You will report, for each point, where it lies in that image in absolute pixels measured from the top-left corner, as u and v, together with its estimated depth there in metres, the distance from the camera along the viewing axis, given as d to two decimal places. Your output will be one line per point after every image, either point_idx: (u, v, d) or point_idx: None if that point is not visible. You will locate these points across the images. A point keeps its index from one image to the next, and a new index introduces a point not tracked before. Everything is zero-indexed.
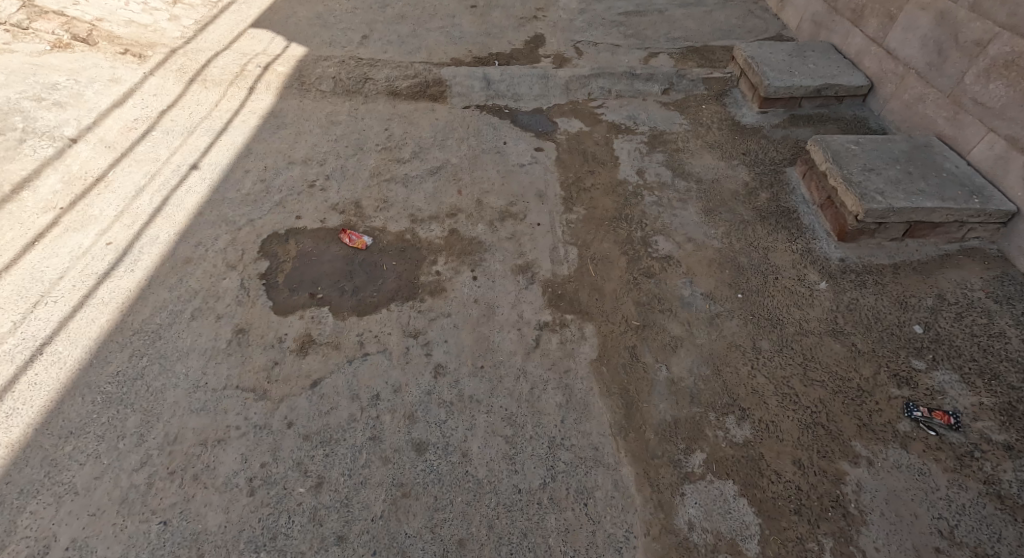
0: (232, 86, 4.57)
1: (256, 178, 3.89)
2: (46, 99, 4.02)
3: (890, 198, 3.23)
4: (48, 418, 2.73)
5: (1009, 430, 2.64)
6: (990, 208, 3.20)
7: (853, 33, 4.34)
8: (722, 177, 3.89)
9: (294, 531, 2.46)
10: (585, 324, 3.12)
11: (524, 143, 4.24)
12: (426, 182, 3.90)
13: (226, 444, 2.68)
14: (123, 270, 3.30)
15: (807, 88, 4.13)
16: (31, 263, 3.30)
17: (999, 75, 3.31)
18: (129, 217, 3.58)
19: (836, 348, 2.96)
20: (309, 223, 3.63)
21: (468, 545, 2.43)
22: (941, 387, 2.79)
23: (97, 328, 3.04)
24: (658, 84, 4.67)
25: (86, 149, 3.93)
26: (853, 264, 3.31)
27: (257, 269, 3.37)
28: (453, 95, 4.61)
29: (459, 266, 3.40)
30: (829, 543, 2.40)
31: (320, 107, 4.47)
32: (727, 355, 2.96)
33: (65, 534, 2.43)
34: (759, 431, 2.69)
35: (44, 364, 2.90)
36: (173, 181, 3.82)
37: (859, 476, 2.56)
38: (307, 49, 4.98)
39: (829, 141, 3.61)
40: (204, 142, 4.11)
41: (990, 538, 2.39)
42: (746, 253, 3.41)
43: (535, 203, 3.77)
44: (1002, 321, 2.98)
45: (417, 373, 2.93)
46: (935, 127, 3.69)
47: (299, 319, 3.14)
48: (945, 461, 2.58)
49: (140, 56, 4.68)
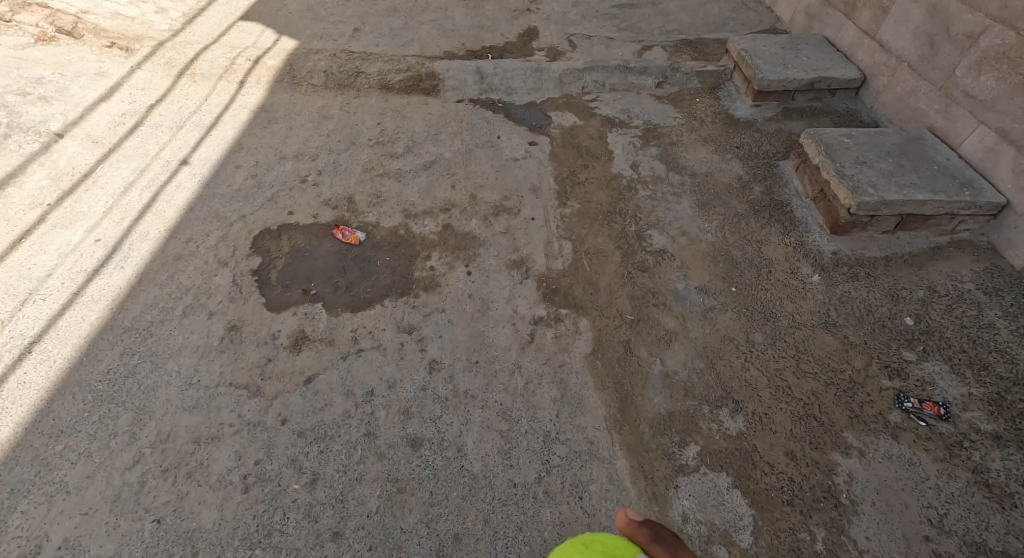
0: (222, 80, 4.52)
1: (248, 173, 3.85)
2: (31, 93, 3.96)
3: (882, 191, 3.25)
4: (38, 417, 2.70)
5: (998, 420, 2.67)
6: (981, 200, 3.23)
7: (845, 25, 4.35)
8: (716, 170, 3.89)
9: (289, 528, 2.45)
10: (580, 318, 3.12)
11: (518, 137, 4.22)
12: (420, 177, 3.88)
13: (220, 442, 2.66)
14: (112, 267, 3.27)
15: (800, 81, 4.14)
16: (18, 261, 3.26)
17: (990, 68, 3.33)
18: (118, 213, 3.54)
19: (828, 340, 2.98)
20: (301, 219, 3.61)
21: (464, 540, 2.44)
22: (931, 378, 2.82)
23: (88, 326, 3.01)
24: (652, 77, 4.66)
25: (73, 144, 3.87)
26: (846, 257, 3.33)
27: (249, 265, 3.34)
28: (446, 88, 4.58)
29: (453, 262, 3.38)
30: (821, 533, 2.43)
31: (312, 101, 4.43)
32: (721, 348, 2.98)
33: (57, 534, 2.42)
34: (752, 423, 2.71)
35: (34, 362, 2.86)
36: (162, 176, 3.78)
37: (850, 467, 2.58)
38: (298, 42, 4.93)
39: (822, 133, 3.62)
40: (194, 136, 4.07)
41: (979, 526, 2.43)
42: (740, 246, 3.42)
43: (529, 197, 3.76)
44: (992, 312, 3.01)
45: (412, 369, 2.92)
46: (926, 120, 3.71)
47: (293, 316, 3.12)
48: (935, 451, 2.61)
49: (127, 49, 4.60)
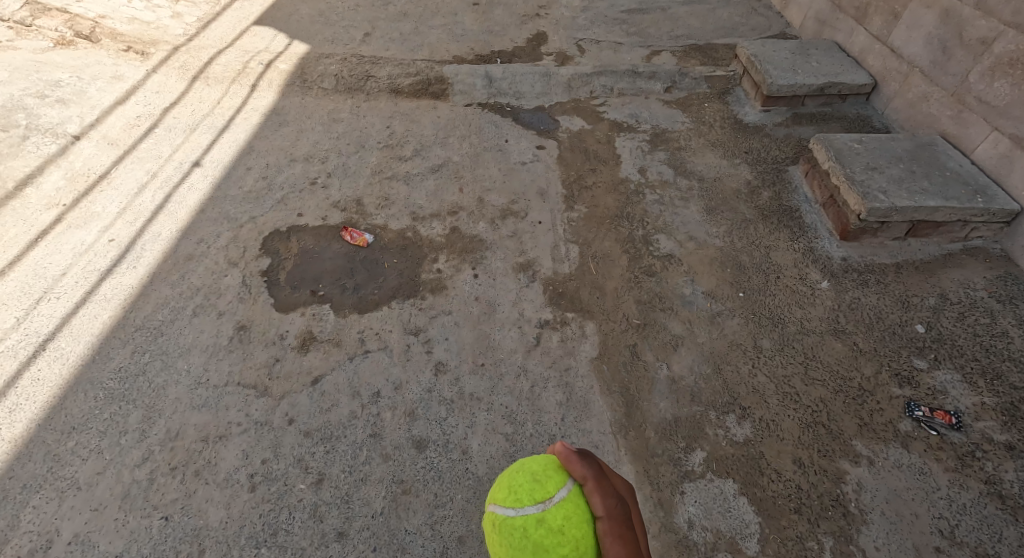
0: (235, 83, 4.58)
1: (259, 175, 3.89)
2: (49, 96, 4.04)
3: (893, 197, 3.22)
4: (50, 414, 2.74)
5: (1011, 430, 2.63)
6: (994, 207, 3.19)
7: (856, 31, 4.32)
8: (724, 175, 3.88)
9: (295, 527, 2.47)
10: (586, 322, 3.12)
11: (526, 141, 4.24)
12: (428, 180, 3.90)
13: (227, 441, 2.69)
14: (125, 267, 3.31)
15: (810, 86, 4.11)
16: (35, 260, 3.32)
17: (1003, 73, 3.30)
18: (132, 214, 3.59)
19: (837, 347, 2.95)
20: (310, 220, 3.64)
21: (468, 542, 2.44)
22: (942, 387, 2.78)
23: (100, 324, 3.06)
24: (660, 82, 4.65)
25: (89, 146, 3.93)
26: (856, 264, 3.30)
27: (259, 266, 3.37)
28: (455, 92, 4.60)
29: (460, 264, 3.40)
30: (830, 542, 2.40)
31: (323, 105, 4.48)
32: (728, 353, 2.96)
33: (68, 529, 2.45)
34: (759, 430, 2.69)
35: (47, 360, 2.91)
36: (175, 178, 3.83)
37: (860, 476, 2.55)
38: (309, 47, 4.98)
39: (832, 139, 3.59)
40: (206, 139, 4.12)
41: (991, 538, 2.39)
42: (748, 252, 3.40)
43: (536, 201, 3.77)
44: (1005, 320, 2.97)
45: (418, 371, 2.93)
46: (939, 126, 3.67)
47: (300, 316, 3.15)
48: (947, 461, 2.57)
49: (143, 53, 4.68)
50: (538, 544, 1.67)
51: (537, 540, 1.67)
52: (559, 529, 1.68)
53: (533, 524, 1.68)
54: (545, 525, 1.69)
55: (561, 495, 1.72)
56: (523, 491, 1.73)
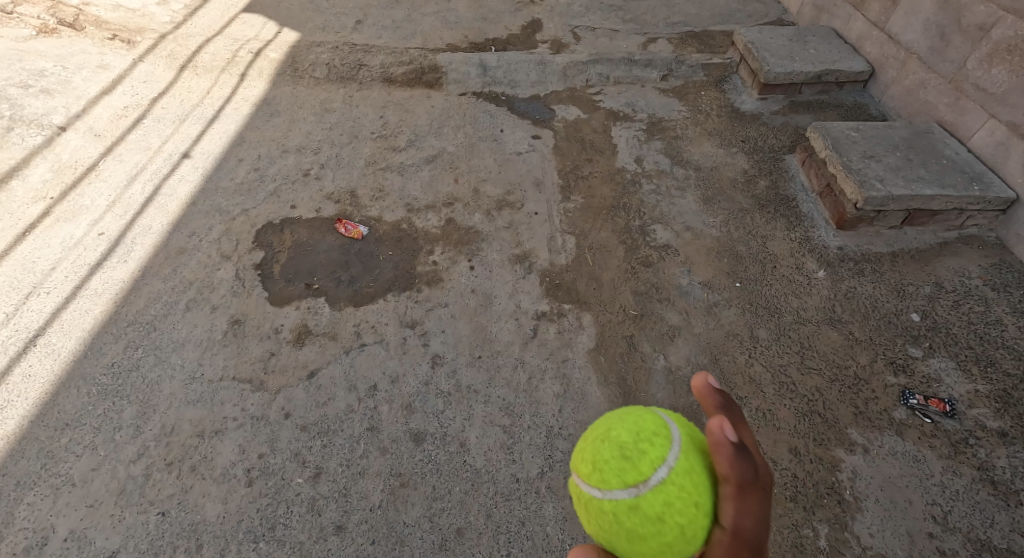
0: (224, 72, 4.50)
1: (251, 166, 3.84)
2: (33, 86, 3.95)
3: (890, 186, 3.21)
4: (43, 410, 2.71)
5: (1004, 417, 2.66)
6: (990, 196, 3.19)
7: (854, 17, 4.28)
8: (721, 164, 3.86)
9: (293, 521, 2.47)
10: (583, 313, 3.11)
11: (521, 130, 4.20)
12: (423, 170, 3.86)
13: (224, 435, 2.67)
14: (115, 260, 3.27)
15: (807, 74, 4.09)
16: (23, 254, 3.27)
17: (1001, 60, 3.28)
18: (121, 207, 3.53)
19: (833, 336, 2.96)
20: (304, 212, 3.60)
21: (467, 534, 2.45)
22: (937, 375, 2.80)
23: (92, 320, 3.02)
24: (656, 70, 4.60)
25: (75, 138, 3.86)
26: (852, 253, 3.31)
27: (253, 259, 3.34)
28: (449, 81, 4.54)
29: (456, 256, 3.37)
30: (825, 529, 2.42)
31: (315, 95, 4.41)
32: (726, 343, 2.96)
33: (64, 526, 2.43)
34: (756, 420, 2.70)
35: (38, 356, 2.87)
36: (164, 170, 3.77)
37: (854, 464, 2.57)
38: (300, 35, 4.88)
39: (829, 127, 3.58)
40: (196, 130, 4.05)
41: (984, 523, 2.42)
42: (744, 242, 3.40)
43: (533, 191, 3.74)
44: (999, 308, 2.99)
45: (415, 363, 2.92)
46: (936, 113, 3.67)
47: (296, 310, 3.12)
48: (940, 448, 2.60)
49: (129, 42, 4.58)
50: (633, 530, 1.59)
51: (632, 526, 1.58)
52: (658, 516, 1.56)
53: (626, 511, 1.59)
54: (640, 511, 1.58)
55: (659, 476, 1.58)
56: (610, 472, 1.61)
